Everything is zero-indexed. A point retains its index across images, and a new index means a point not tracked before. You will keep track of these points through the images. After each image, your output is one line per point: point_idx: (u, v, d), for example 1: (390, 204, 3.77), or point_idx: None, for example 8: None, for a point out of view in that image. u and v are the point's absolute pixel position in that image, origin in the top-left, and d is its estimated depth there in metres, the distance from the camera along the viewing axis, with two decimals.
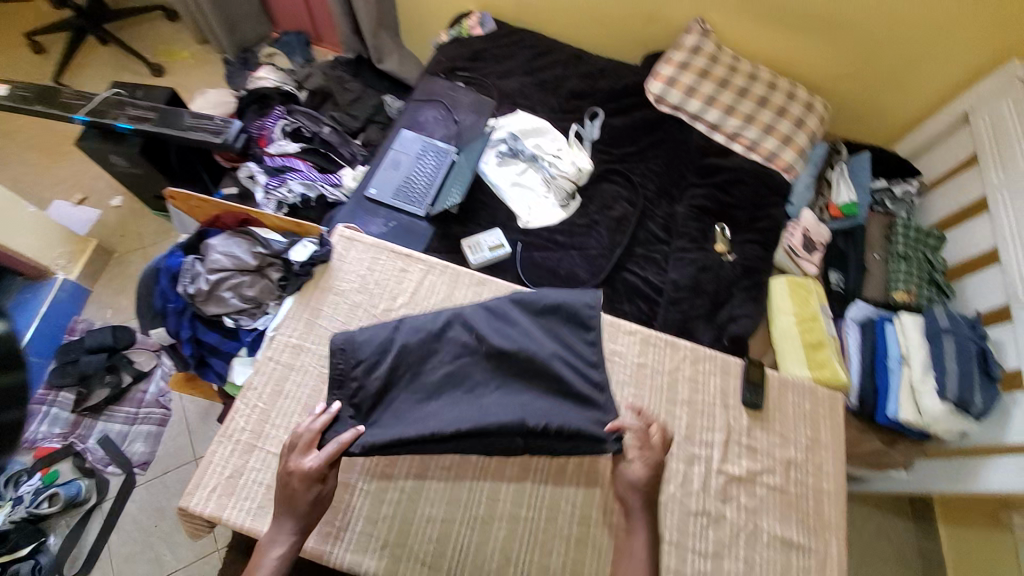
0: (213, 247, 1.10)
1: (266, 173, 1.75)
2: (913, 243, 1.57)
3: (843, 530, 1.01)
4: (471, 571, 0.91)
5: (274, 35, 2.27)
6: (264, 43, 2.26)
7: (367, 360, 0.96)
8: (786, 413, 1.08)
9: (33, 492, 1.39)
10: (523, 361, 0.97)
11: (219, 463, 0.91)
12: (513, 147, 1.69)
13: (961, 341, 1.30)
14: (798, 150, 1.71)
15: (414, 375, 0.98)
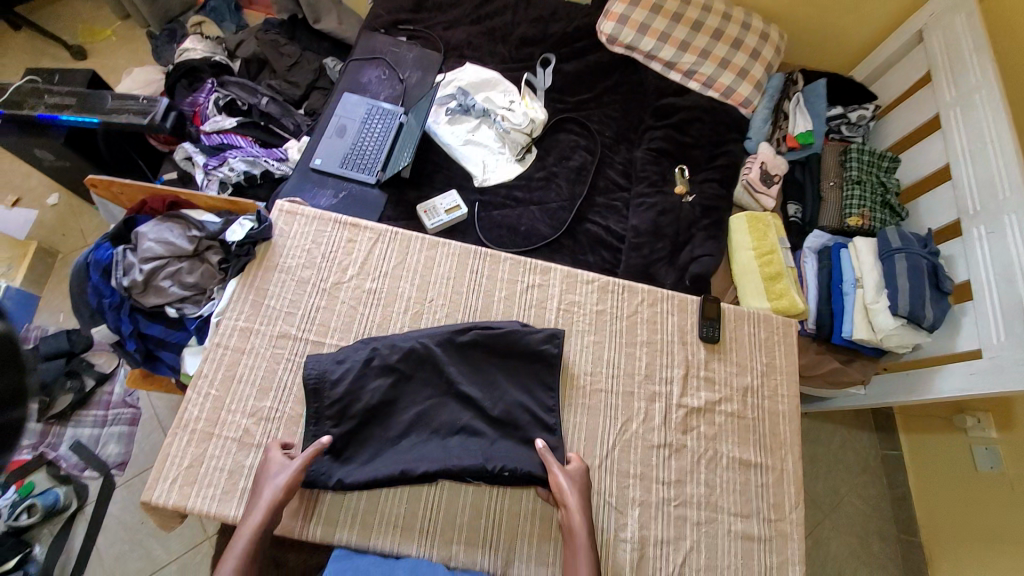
0: (143, 235, 1.05)
1: (203, 153, 1.61)
2: (867, 167, 1.57)
3: (797, 446, 1.06)
4: (444, 528, 0.92)
5: (200, 3, 2.08)
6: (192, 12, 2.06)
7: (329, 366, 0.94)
8: (742, 343, 1.11)
9: (10, 505, 1.33)
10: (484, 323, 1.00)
11: (177, 454, 0.90)
12: (464, 103, 1.61)
13: (912, 259, 1.34)
14: (754, 82, 1.68)
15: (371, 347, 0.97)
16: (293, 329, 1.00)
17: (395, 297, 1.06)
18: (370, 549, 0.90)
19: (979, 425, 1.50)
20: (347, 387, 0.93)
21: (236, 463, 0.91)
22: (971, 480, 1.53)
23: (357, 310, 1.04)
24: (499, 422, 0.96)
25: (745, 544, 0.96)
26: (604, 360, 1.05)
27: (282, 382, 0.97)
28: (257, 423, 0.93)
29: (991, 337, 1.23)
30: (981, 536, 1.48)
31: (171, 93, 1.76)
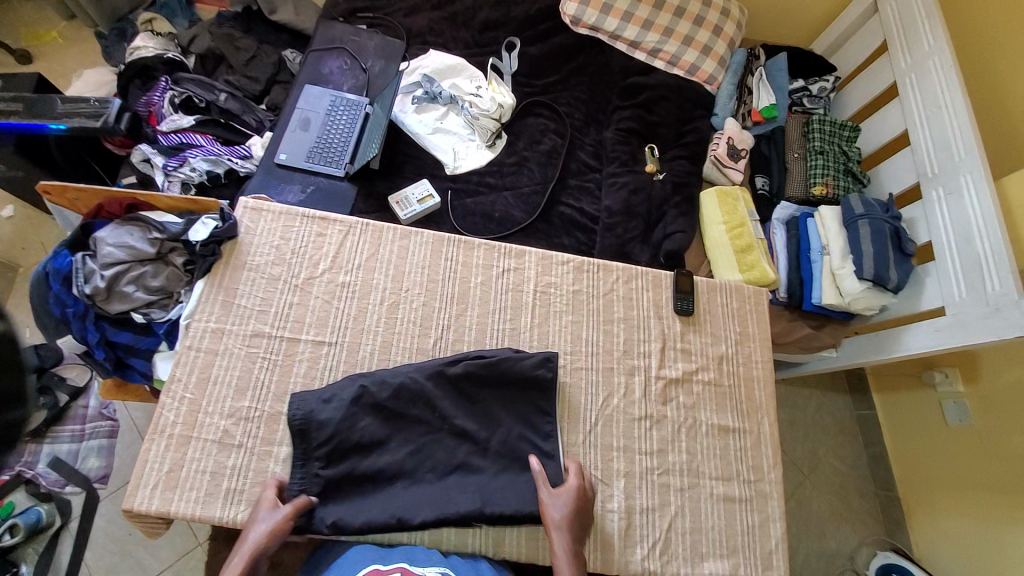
0: (102, 240, 1.01)
1: (162, 155, 1.56)
2: (829, 137, 1.61)
3: (774, 408, 1.09)
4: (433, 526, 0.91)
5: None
6: (141, 9, 1.97)
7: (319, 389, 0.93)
8: (716, 314, 1.13)
9: None
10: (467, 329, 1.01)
11: (155, 461, 0.88)
12: (430, 90, 1.59)
13: (875, 224, 1.38)
14: (718, 58, 1.69)
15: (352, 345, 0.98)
16: (267, 327, 0.98)
17: (370, 290, 1.04)
18: (360, 539, 0.90)
19: (948, 380, 1.57)
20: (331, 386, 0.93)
21: (218, 465, 0.89)
22: (943, 434, 1.60)
23: (332, 304, 1.02)
24: (483, 407, 0.97)
25: (727, 506, 0.99)
26: (582, 338, 1.07)
27: (260, 381, 0.95)
28: (235, 423, 0.92)
29: (954, 294, 1.28)
30: (958, 486, 1.55)
31: (123, 94, 1.69)
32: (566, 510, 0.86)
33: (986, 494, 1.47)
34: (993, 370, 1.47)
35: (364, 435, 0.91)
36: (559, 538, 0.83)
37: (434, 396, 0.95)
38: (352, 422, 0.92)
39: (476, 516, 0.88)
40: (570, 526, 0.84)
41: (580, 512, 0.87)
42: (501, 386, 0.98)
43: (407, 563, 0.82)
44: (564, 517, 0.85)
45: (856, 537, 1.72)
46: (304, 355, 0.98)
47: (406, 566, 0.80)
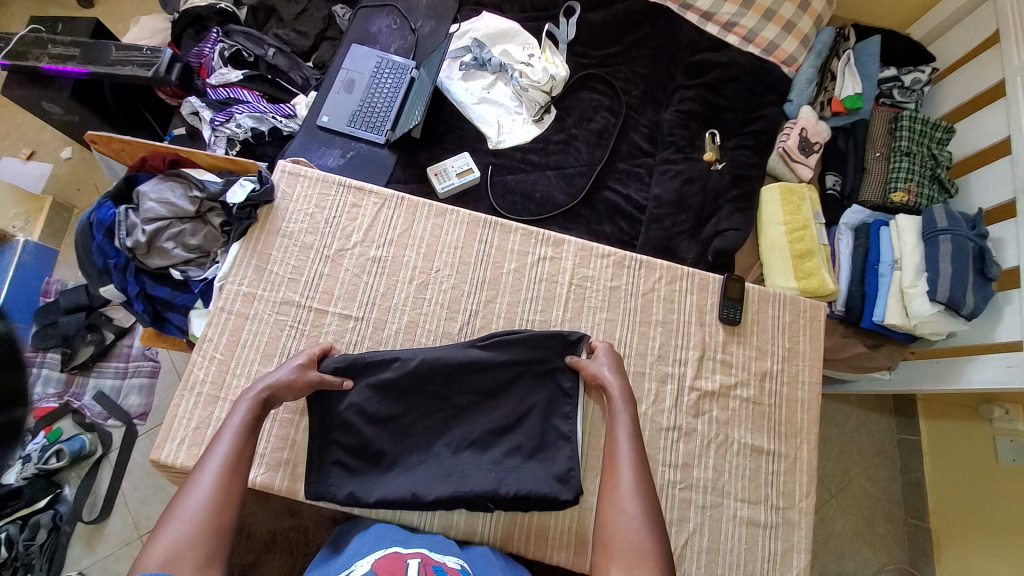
0: (144, 195, 1.02)
1: (210, 108, 1.55)
2: (918, 137, 1.42)
3: (815, 435, 1.01)
4: (441, 513, 0.91)
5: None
6: None
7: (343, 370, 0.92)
8: (764, 326, 1.04)
9: (40, 449, 1.38)
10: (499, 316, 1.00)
11: (184, 416, 0.91)
12: (479, 56, 1.50)
13: (958, 240, 1.23)
14: (800, 37, 1.52)
15: None
16: (296, 296, 0.98)
17: (400, 267, 1.02)
18: (371, 514, 0.91)
19: (1006, 416, 1.43)
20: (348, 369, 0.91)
21: None
22: (991, 470, 1.47)
23: (361, 278, 1.00)
24: (506, 405, 0.93)
25: (750, 530, 0.93)
26: (615, 339, 1.01)
27: (286, 349, 0.95)
28: None
29: None
30: (1000, 528, 1.42)
31: (177, 43, 1.69)
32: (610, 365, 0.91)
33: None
34: None
35: (380, 417, 0.90)
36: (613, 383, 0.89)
37: (455, 385, 0.93)
38: (371, 398, 0.91)
39: (488, 498, 0.86)
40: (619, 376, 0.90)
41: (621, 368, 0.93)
42: (526, 382, 0.94)
43: (427, 547, 0.81)
44: (609, 371, 0.91)
45: (876, 564, 1.63)
46: (330, 328, 0.97)
47: (425, 552, 0.79)
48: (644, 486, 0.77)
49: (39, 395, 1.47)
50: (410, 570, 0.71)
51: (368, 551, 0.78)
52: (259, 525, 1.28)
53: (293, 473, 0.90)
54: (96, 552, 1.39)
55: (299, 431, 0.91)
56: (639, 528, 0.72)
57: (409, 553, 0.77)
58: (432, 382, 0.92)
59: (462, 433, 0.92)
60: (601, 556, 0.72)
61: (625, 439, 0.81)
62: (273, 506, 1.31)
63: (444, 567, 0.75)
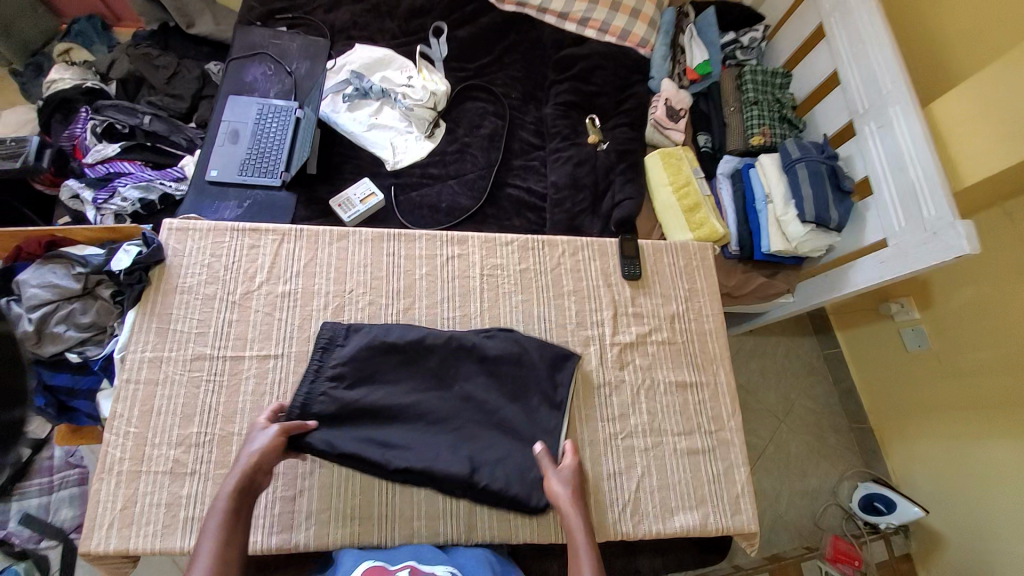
0: (24, 282, 0.96)
1: (91, 187, 1.49)
2: (761, 88, 1.63)
3: (729, 359, 1.11)
4: (401, 523, 0.91)
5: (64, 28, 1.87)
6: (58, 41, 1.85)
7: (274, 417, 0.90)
8: (664, 274, 1.14)
9: None
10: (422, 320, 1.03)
11: (108, 499, 0.85)
12: (359, 86, 1.55)
13: (810, 165, 1.41)
14: (648, 20, 1.70)
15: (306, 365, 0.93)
16: (207, 349, 0.95)
17: (313, 295, 1.02)
18: (330, 546, 0.88)
19: (902, 309, 1.63)
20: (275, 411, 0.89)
21: (172, 495, 0.86)
22: (902, 359, 1.67)
23: (273, 315, 1.00)
24: (445, 405, 0.95)
25: (692, 458, 1.01)
26: (535, 316, 1.07)
27: (207, 404, 0.92)
28: (186, 451, 0.89)
29: (892, 225, 1.32)
30: (928, 409, 1.60)
31: (46, 130, 1.61)
32: (569, 492, 0.82)
33: (953, 410, 1.52)
34: (944, 292, 1.52)
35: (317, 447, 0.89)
36: (574, 516, 0.78)
37: (391, 395, 0.93)
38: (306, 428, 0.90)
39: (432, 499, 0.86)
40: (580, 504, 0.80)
41: (581, 496, 0.84)
42: (460, 375, 0.96)
43: (415, 560, 0.82)
44: (569, 497, 0.81)
45: (836, 474, 1.78)
46: (251, 372, 0.95)
47: (414, 565, 0.80)
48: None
49: None
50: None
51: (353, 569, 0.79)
52: None
53: None
54: None
55: None
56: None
57: (398, 568, 0.78)
58: (367, 397, 0.93)
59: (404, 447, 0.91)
60: None
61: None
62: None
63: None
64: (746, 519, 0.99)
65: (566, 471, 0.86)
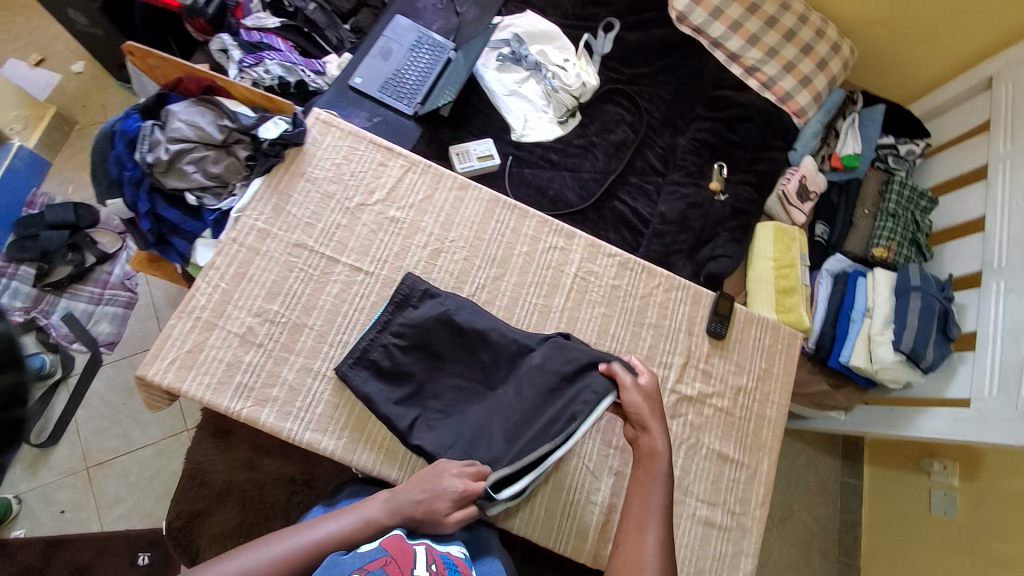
0: (173, 114, 1.02)
1: (241, 48, 1.54)
2: (904, 203, 1.55)
3: (776, 452, 1.08)
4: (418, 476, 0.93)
5: None
6: None
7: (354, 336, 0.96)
8: (746, 345, 1.11)
9: None
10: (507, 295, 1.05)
11: (178, 338, 0.91)
12: (517, 51, 1.56)
13: (926, 299, 1.36)
14: (815, 92, 1.62)
15: (401, 304, 0.97)
16: (310, 241, 0.99)
17: (416, 231, 1.05)
18: (351, 463, 0.92)
19: (943, 471, 1.54)
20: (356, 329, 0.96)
21: (235, 356, 0.92)
22: (922, 517, 1.57)
23: (377, 234, 1.03)
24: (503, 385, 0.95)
25: (706, 530, 0.99)
26: (609, 334, 1.06)
27: (293, 289, 0.97)
28: (261, 323, 0.94)
29: (982, 389, 1.25)
30: None
31: None
32: (651, 408, 0.90)
33: None
34: (998, 474, 1.43)
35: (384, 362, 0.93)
36: (654, 434, 0.88)
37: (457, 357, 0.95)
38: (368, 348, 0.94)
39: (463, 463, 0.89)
40: (662, 425, 0.89)
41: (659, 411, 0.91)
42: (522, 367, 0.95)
43: (429, 537, 0.83)
44: (651, 414, 0.90)
45: None
46: (339, 278, 0.99)
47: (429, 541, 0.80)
48: (665, 533, 0.82)
49: (5, 305, 1.57)
50: (418, 558, 0.74)
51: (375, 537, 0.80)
52: (213, 474, 1.34)
53: (279, 409, 0.91)
54: (35, 478, 1.52)
55: (287, 368, 0.93)
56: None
57: (413, 541, 0.78)
58: (436, 356, 0.95)
59: (455, 412, 0.94)
60: None
61: (658, 488, 0.85)
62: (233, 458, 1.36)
63: (451, 559, 0.78)
64: None
65: (644, 388, 0.91)
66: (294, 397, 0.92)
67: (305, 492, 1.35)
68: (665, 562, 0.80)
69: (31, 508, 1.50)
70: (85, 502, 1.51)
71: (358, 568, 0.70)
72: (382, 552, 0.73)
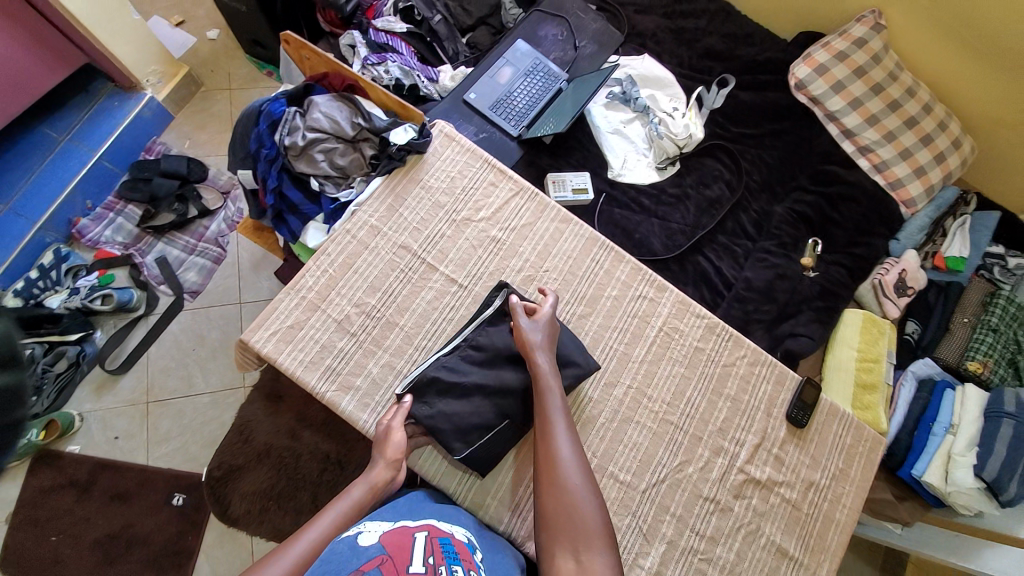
0: (317, 105, 1.09)
1: (367, 46, 1.65)
2: (1007, 319, 1.45)
3: (839, 559, 1.01)
4: (472, 497, 0.94)
5: None
6: None
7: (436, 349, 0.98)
8: (825, 439, 1.05)
9: (89, 289, 1.61)
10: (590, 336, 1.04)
11: (282, 312, 0.95)
12: (628, 92, 1.57)
13: (1019, 428, 1.26)
14: (928, 184, 1.55)
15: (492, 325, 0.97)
16: (414, 245, 1.03)
17: (513, 255, 1.06)
18: (415, 467, 0.95)
19: None
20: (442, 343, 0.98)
21: (329, 341, 0.95)
22: None
23: (476, 250, 1.05)
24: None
25: None
26: (685, 397, 1.03)
27: (391, 288, 1.00)
28: (357, 314, 0.97)
29: None
30: None
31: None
32: (542, 337, 0.92)
33: None
34: None
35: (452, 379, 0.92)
36: (539, 357, 0.90)
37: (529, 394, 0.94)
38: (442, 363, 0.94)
39: None
40: (549, 347, 0.91)
41: (553, 344, 0.94)
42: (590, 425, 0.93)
43: (433, 519, 0.84)
44: (542, 342, 0.92)
45: None
46: (434, 286, 1.01)
47: (432, 525, 0.81)
48: (573, 431, 0.84)
49: (107, 238, 1.70)
50: (415, 552, 0.71)
51: (377, 522, 0.80)
52: (258, 434, 1.36)
53: (358, 401, 0.93)
54: (99, 401, 1.61)
55: (372, 363, 0.95)
56: (584, 500, 0.75)
57: (416, 528, 0.79)
58: (501, 388, 0.93)
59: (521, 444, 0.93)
60: (543, 528, 0.75)
61: (557, 407, 0.85)
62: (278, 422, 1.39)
63: (452, 543, 0.78)
64: None
65: (542, 320, 0.94)
66: (372, 396, 0.94)
67: (336, 473, 1.35)
68: (585, 475, 0.78)
69: (89, 428, 1.59)
70: (137, 434, 1.59)
71: (356, 568, 0.68)
72: (380, 550, 0.71)
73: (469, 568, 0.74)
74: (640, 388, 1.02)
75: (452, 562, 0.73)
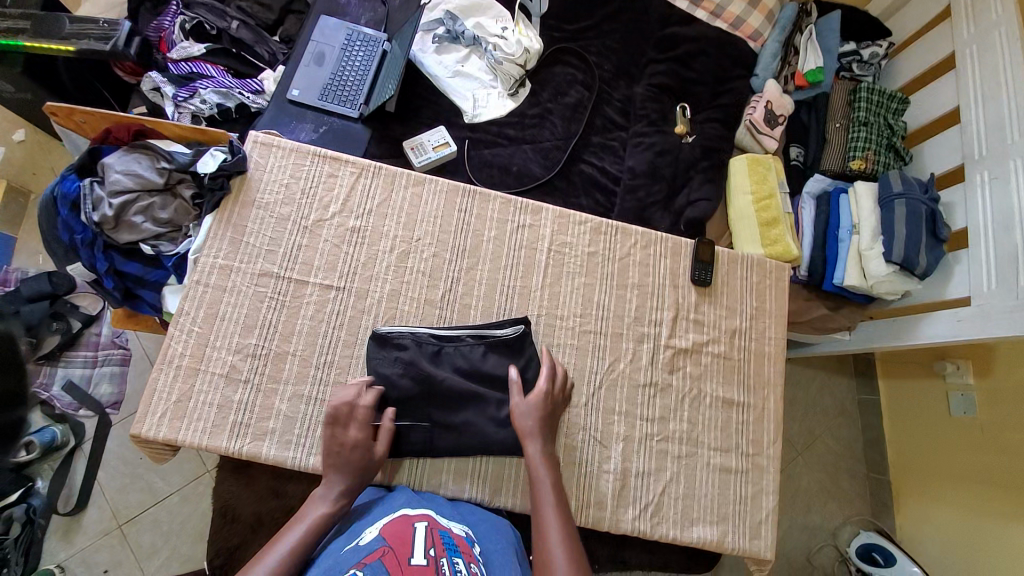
0: (109, 167, 0.99)
1: (172, 84, 1.45)
2: (874, 108, 1.49)
3: (781, 387, 1.08)
4: (428, 480, 0.95)
5: None
6: None
7: (339, 360, 0.96)
8: (733, 286, 1.10)
9: None
10: (485, 283, 1.04)
11: (164, 390, 0.91)
12: (452, 29, 1.48)
13: (911, 204, 1.32)
14: (765, 11, 1.56)
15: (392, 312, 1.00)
16: (274, 268, 0.99)
17: (380, 236, 1.03)
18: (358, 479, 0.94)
19: (957, 371, 1.44)
20: (340, 352, 0.97)
21: (224, 398, 0.92)
22: (939, 422, 1.50)
23: (340, 248, 1.01)
24: (500, 392, 0.94)
25: (722, 475, 1.00)
26: (594, 302, 1.05)
27: (267, 321, 0.96)
28: (243, 359, 0.94)
29: (982, 285, 1.22)
30: (947, 475, 1.46)
31: (132, 17, 1.55)
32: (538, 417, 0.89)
33: (988, 486, 1.35)
34: (1009, 364, 1.34)
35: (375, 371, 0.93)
36: (532, 446, 0.86)
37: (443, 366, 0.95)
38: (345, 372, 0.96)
39: (474, 446, 0.92)
40: (542, 433, 0.87)
41: (549, 423, 0.90)
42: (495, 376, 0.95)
43: (432, 513, 0.82)
44: (535, 419, 0.88)
45: (841, 516, 1.65)
46: (311, 299, 0.98)
47: (432, 519, 0.79)
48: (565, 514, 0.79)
49: None
50: (416, 545, 0.69)
51: (376, 520, 0.78)
52: (243, 508, 1.17)
53: (279, 441, 0.91)
54: (73, 544, 1.44)
55: (279, 399, 0.93)
56: None
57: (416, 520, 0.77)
58: (410, 368, 0.93)
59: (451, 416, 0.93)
60: None
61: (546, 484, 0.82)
62: (257, 488, 1.19)
63: (450, 538, 0.75)
64: (763, 544, 0.99)
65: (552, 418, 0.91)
66: (291, 432, 0.93)
67: None
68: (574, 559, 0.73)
69: (76, 573, 1.42)
70: (126, 558, 1.44)
71: (358, 561, 0.66)
72: (382, 543, 0.70)
73: (471, 560, 0.71)
74: (550, 311, 1.03)
75: (454, 553, 0.70)
